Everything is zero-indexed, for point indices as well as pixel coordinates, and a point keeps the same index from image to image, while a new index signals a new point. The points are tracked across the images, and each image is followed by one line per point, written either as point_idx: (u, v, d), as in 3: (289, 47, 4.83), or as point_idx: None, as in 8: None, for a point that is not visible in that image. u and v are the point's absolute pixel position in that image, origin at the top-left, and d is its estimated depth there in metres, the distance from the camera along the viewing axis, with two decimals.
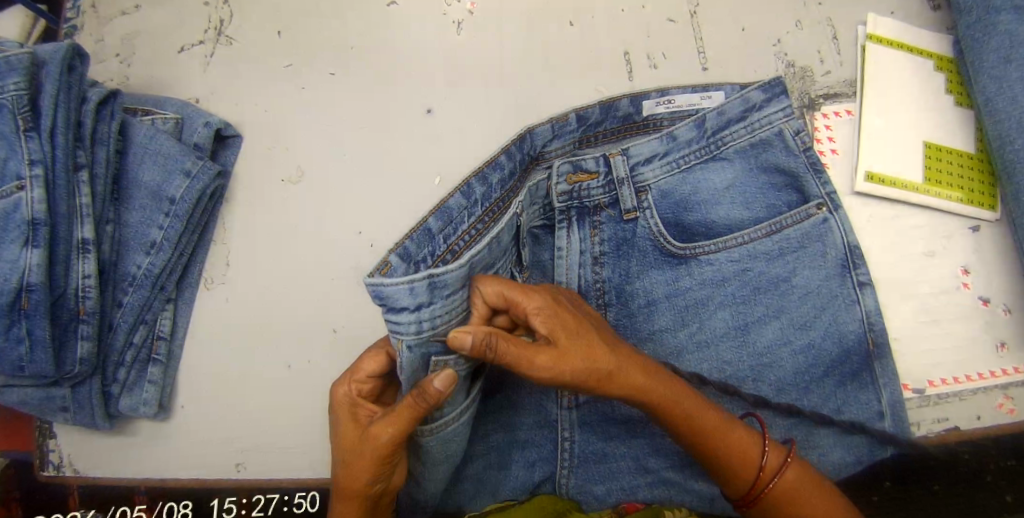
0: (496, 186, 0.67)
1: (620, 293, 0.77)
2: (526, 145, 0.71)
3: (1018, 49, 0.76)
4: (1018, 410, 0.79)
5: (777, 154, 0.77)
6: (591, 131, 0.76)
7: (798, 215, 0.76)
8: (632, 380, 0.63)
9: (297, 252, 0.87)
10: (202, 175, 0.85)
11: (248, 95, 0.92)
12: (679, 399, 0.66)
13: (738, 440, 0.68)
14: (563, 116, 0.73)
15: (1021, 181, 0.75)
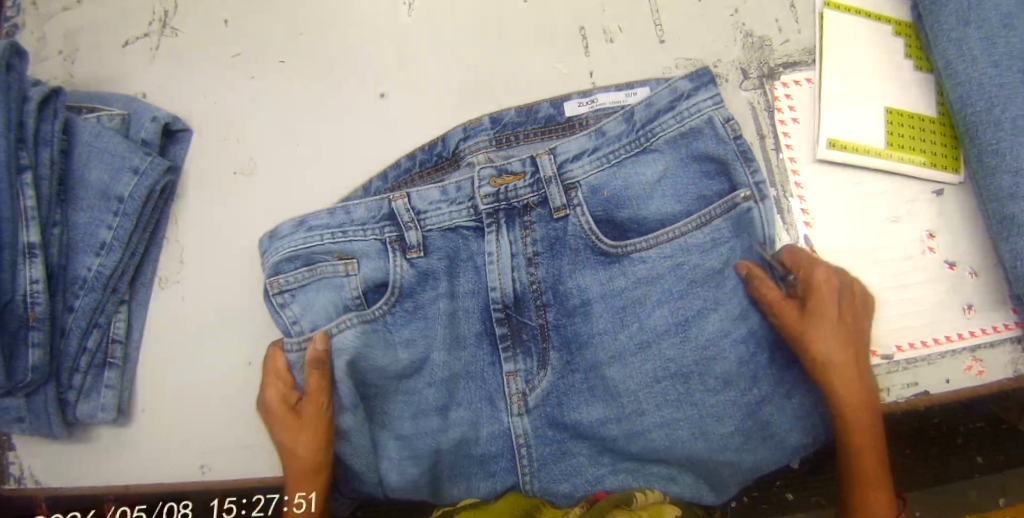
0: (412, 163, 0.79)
1: (554, 296, 0.75)
2: (438, 147, 0.78)
3: (975, 12, 0.76)
4: (987, 372, 0.79)
5: (707, 142, 0.72)
6: (509, 132, 0.77)
7: (725, 204, 0.71)
8: (839, 386, 0.72)
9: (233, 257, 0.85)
10: (150, 172, 0.82)
11: (196, 87, 0.89)
12: (856, 408, 0.72)
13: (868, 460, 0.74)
14: (478, 120, 0.78)
15: (983, 143, 0.75)
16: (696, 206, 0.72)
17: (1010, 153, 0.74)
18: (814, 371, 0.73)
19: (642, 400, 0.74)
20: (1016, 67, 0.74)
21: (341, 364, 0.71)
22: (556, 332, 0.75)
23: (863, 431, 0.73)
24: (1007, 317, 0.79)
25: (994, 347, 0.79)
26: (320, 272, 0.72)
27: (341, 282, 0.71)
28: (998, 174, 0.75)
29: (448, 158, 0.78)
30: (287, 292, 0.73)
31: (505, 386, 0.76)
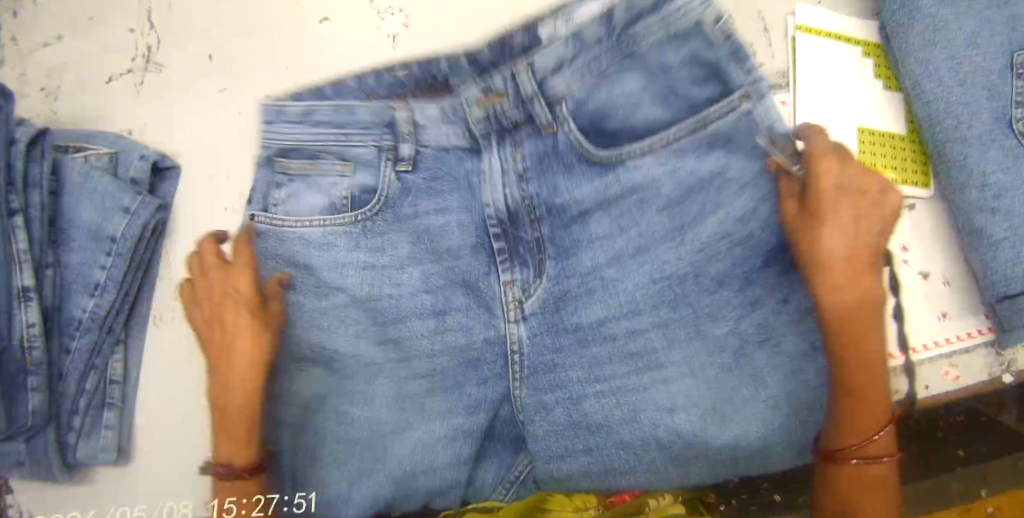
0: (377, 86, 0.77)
1: (557, 243, 0.78)
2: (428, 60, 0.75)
3: (941, 33, 0.79)
4: (962, 377, 0.84)
5: (697, 46, 0.70)
6: (505, 45, 0.74)
7: (720, 109, 0.71)
8: (830, 277, 0.72)
9: None
10: (142, 211, 0.83)
11: (183, 123, 0.89)
12: (850, 302, 0.73)
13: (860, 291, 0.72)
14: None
15: (950, 159, 0.79)
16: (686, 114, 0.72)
17: (976, 168, 0.78)
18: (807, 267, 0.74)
19: (640, 300, 0.78)
20: (979, 85, 0.78)
21: (337, 281, 0.77)
22: (552, 243, 0.78)
23: (850, 269, 0.72)
24: (980, 322, 0.84)
25: (969, 352, 0.84)
26: (321, 168, 0.75)
27: (335, 181, 0.75)
28: (967, 189, 0.79)
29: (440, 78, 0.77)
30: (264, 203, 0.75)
31: (500, 295, 0.79)
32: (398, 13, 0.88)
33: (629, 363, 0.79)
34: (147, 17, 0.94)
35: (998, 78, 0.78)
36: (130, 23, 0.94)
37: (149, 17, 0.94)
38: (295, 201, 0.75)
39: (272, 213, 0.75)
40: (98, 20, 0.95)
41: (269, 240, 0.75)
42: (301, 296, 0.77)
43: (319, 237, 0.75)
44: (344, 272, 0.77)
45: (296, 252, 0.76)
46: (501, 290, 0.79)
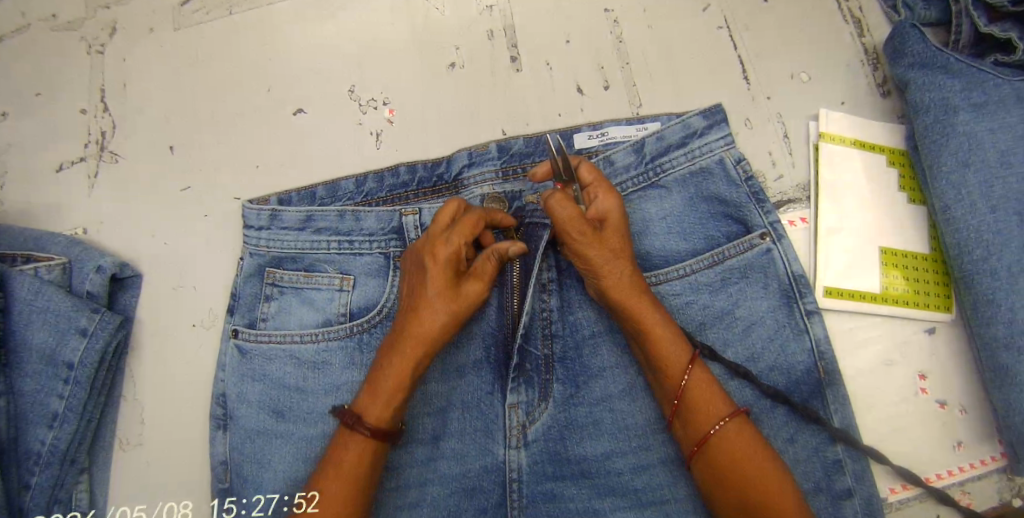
0: (385, 188, 0.75)
1: (566, 366, 0.75)
2: (441, 170, 0.75)
3: (976, 153, 0.72)
4: (974, 503, 0.79)
5: (717, 182, 0.74)
6: (513, 162, 0.75)
7: (741, 245, 0.72)
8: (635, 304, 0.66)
9: (190, 385, 0.79)
10: (101, 331, 0.75)
11: (145, 225, 0.82)
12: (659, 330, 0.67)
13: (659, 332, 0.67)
14: (484, 147, 0.75)
15: (978, 292, 0.73)
16: (702, 247, 0.73)
17: (1005, 304, 0.71)
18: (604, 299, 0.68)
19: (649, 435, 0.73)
20: (1012, 211, 0.71)
21: (330, 406, 0.71)
22: (562, 364, 0.75)
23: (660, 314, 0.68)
24: (993, 450, 0.79)
25: (980, 479, 0.80)
26: (316, 282, 0.73)
27: (330, 296, 0.73)
28: (993, 324, 0.72)
29: (449, 183, 0.75)
30: (275, 300, 0.74)
31: (506, 419, 0.74)
32: (382, 106, 0.79)
33: (629, 497, 0.73)
34: (100, 96, 0.85)
35: None
36: (81, 102, 0.85)
37: (101, 97, 0.85)
38: (287, 317, 0.73)
39: (259, 329, 0.73)
40: (45, 95, 0.85)
41: (259, 357, 0.73)
42: (294, 424, 0.71)
43: (312, 358, 0.72)
44: (343, 399, 0.71)
45: (286, 372, 0.72)
46: (508, 414, 0.74)
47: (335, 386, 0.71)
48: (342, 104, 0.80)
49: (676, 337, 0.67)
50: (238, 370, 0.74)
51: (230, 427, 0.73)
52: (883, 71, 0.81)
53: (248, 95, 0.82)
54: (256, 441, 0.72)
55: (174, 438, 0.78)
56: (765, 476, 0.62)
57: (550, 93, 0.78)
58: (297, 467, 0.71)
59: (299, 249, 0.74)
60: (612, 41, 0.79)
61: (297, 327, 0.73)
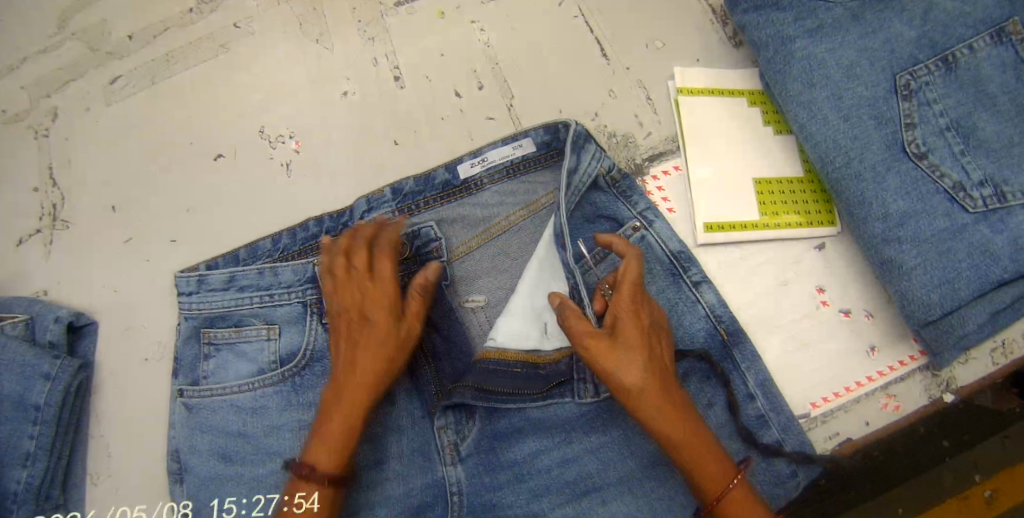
0: (295, 242, 0.81)
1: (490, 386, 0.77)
2: (345, 219, 0.81)
3: (819, 72, 0.81)
4: (901, 405, 0.84)
5: (593, 193, 0.80)
6: (410, 201, 0.81)
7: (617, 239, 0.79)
8: (648, 405, 0.65)
9: (151, 388, 0.86)
10: (64, 373, 0.82)
11: (95, 279, 0.88)
12: (688, 434, 0.66)
13: (682, 439, 0.65)
14: (379, 192, 0.81)
15: (849, 195, 0.81)
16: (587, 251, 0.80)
17: (875, 201, 0.79)
18: (619, 396, 0.66)
19: (571, 430, 0.76)
20: (865, 116, 0.80)
21: (274, 445, 0.77)
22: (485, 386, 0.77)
23: (688, 423, 0.66)
24: (910, 348, 0.84)
25: (902, 380, 0.84)
26: (247, 335, 0.79)
27: (261, 347, 0.79)
28: (869, 221, 0.80)
29: (353, 230, 0.81)
30: (214, 357, 0.79)
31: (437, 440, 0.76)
32: (289, 139, 0.86)
33: (566, 491, 0.74)
34: (48, 174, 0.93)
35: (883, 105, 0.80)
36: (31, 182, 0.92)
37: (49, 175, 0.93)
38: (224, 371, 0.79)
39: (201, 385, 0.79)
40: None
41: (205, 410, 0.78)
42: (242, 465, 0.76)
43: (250, 404, 0.77)
44: (284, 436, 0.77)
45: (228, 421, 0.77)
46: (439, 437, 0.75)
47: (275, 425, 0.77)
48: (253, 144, 0.87)
49: (716, 459, 0.66)
50: (186, 426, 0.78)
51: (185, 478, 0.77)
52: (730, 25, 0.90)
53: (173, 149, 0.90)
54: (211, 487, 0.76)
55: (137, 423, 0.85)
56: (705, 449, 0.66)
57: (433, 99, 0.86)
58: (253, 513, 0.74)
59: (226, 307, 0.80)
60: (482, 46, 0.88)
61: (236, 379, 0.78)
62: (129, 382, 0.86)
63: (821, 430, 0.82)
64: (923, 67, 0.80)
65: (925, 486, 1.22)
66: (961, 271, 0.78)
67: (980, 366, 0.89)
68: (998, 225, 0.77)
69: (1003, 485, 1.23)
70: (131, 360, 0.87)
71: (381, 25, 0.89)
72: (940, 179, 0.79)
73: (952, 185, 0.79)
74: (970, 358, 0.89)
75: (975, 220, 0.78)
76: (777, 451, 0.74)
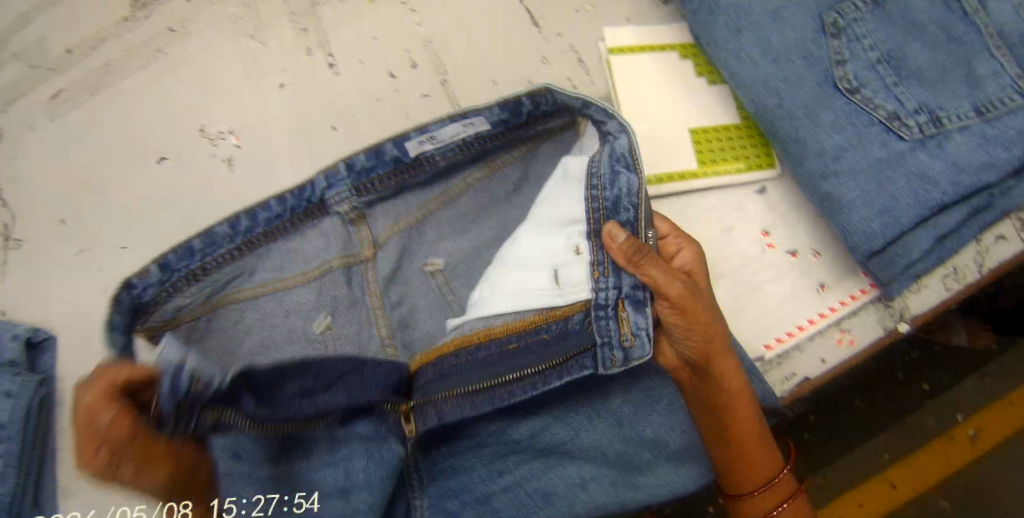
0: (257, 225, 0.76)
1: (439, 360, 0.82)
2: (307, 193, 0.78)
3: (742, 19, 0.83)
4: (856, 339, 0.85)
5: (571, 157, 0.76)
6: (366, 178, 0.80)
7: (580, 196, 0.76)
8: (723, 362, 0.72)
9: None
10: (24, 392, 0.82)
11: (49, 293, 0.88)
12: (743, 420, 0.74)
13: (744, 416, 0.74)
14: (333, 166, 0.79)
15: (785, 135, 0.83)
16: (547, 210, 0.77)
17: (808, 140, 0.81)
18: (694, 364, 0.72)
19: None
20: (795, 58, 0.82)
21: None
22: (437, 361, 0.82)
23: (742, 399, 0.74)
24: (861, 282, 0.86)
25: (855, 314, 0.85)
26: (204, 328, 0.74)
27: (221, 338, 0.75)
28: (806, 159, 0.82)
29: (316, 206, 0.80)
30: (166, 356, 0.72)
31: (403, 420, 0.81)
32: (229, 135, 0.87)
33: None
34: None
35: (812, 46, 0.82)
36: None
37: None
38: None
39: None
40: None
41: None
42: None
43: None
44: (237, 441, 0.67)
45: None
46: None
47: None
48: (195, 143, 0.88)
49: (763, 447, 0.77)
50: None
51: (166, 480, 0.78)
52: None
53: (116, 159, 0.91)
54: None
55: None
56: (748, 421, 0.74)
57: (367, 82, 0.86)
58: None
59: (188, 301, 0.73)
60: (413, 26, 0.88)
61: None
62: None
63: (777, 373, 0.82)
64: (849, 4, 0.81)
65: (910, 430, 1.25)
66: (900, 200, 0.79)
67: (934, 293, 0.89)
68: (934, 150, 0.79)
69: (990, 422, 1.26)
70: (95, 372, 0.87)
71: (312, 15, 0.90)
72: (875, 110, 0.80)
73: (888, 116, 0.80)
74: (923, 286, 0.90)
75: (912, 147, 0.79)
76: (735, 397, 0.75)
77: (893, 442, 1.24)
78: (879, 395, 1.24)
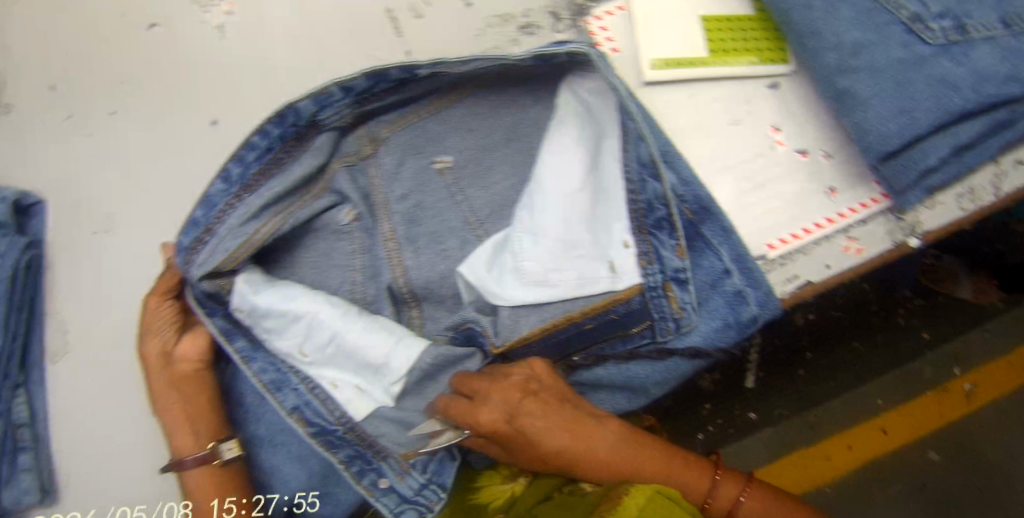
0: (253, 164, 0.69)
1: (421, 236, 0.75)
2: (291, 119, 0.68)
3: None
4: (864, 249, 0.80)
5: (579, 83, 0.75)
6: (366, 94, 0.70)
7: (580, 112, 0.74)
8: (577, 466, 0.68)
9: (112, 261, 0.85)
10: (11, 251, 0.80)
11: (39, 157, 0.86)
12: (645, 461, 0.69)
13: (648, 469, 0.69)
14: (325, 89, 0.66)
15: (801, 29, 0.78)
16: (553, 121, 0.74)
17: (827, 32, 0.76)
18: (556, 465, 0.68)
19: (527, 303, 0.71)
20: None
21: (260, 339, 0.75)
22: (424, 239, 0.75)
23: (637, 449, 0.69)
24: (872, 191, 0.81)
25: (866, 223, 0.80)
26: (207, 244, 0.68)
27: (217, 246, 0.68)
28: (823, 52, 0.77)
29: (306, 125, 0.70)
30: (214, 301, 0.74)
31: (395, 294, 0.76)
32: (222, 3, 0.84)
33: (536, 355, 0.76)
34: None
35: None
36: None
37: None
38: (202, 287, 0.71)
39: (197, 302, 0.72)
40: None
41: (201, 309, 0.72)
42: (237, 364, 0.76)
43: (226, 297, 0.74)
44: (332, 354, 0.73)
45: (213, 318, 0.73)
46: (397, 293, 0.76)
47: (309, 317, 0.71)
48: (187, 12, 0.85)
49: (688, 464, 0.71)
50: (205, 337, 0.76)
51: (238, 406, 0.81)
52: None
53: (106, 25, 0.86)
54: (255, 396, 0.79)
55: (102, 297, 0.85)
56: (682, 472, 0.70)
57: None
58: (320, 403, 0.73)
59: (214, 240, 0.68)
60: None
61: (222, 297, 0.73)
62: (91, 255, 0.85)
63: (778, 276, 0.79)
64: None
65: (903, 380, 1.21)
66: (919, 102, 0.73)
67: (948, 211, 0.80)
68: (958, 58, 0.73)
69: (988, 379, 1.22)
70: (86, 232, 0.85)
71: None
72: (896, 10, 0.76)
73: (910, 18, 0.75)
74: (936, 203, 0.80)
75: (934, 53, 0.74)
76: (739, 301, 0.75)
77: (887, 388, 1.21)
78: (882, 346, 1.20)
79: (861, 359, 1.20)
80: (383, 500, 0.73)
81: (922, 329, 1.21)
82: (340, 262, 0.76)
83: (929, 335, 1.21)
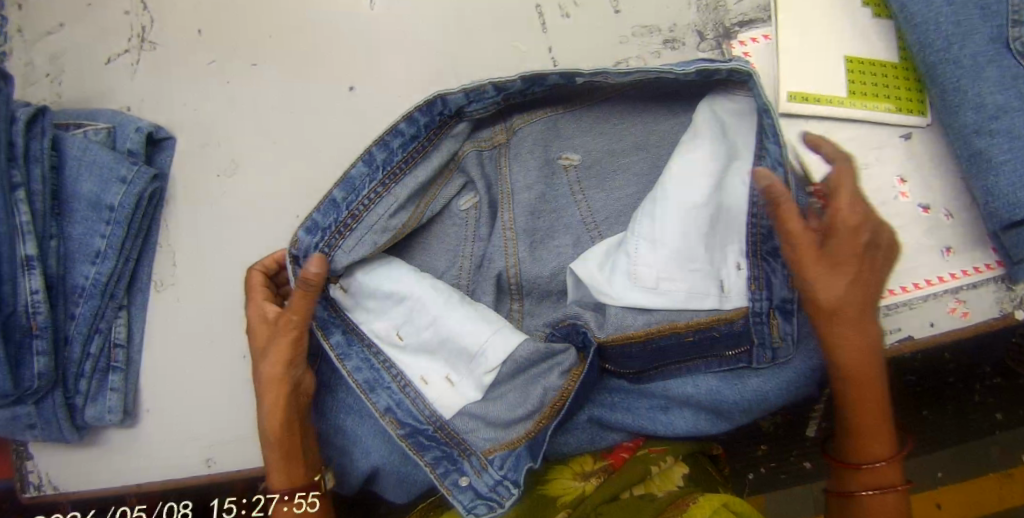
0: (396, 151, 0.71)
1: (538, 227, 0.80)
2: (438, 107, 0.70)
3: None
4: (971, 313, 0.79)
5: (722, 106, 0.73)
6: (512, 95, 0.72)
7: (718, 132, 0.72)
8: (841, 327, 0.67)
9: (230, 205, 0.89)
10: (137, 180, 0.84)
11: (175, 95, 0.90)
12: (863, 375, 0.70)
13: (866, 378, 0.70)
14: (481, 86, 0.69)
15: (944, 82, 0.76)
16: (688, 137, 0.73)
17: (971, 90, 0.74)
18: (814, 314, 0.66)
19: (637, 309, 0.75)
20: (971, 6, 0.75)
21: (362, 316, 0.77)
22: (542, 233, 0.80)
23: (865, 356, 0.68)
24: (987, 256, 0.79)
25: (977, 287, 0.79)
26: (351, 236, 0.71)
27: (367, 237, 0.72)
28: (961, 111, 0.75)
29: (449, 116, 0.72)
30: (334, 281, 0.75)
31: (502, 281, 0.81)
32: None
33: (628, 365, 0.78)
34: None
35: None
36: (124, 4, 0.92)
37: None
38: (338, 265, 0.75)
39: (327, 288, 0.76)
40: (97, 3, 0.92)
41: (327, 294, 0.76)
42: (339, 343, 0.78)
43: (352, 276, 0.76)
44: (431, 344, 0.75)
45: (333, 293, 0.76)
46: (505, 282, 0.81)
47: (416, 300, 0.74)
48: None
49: (878, 413, 0.73)
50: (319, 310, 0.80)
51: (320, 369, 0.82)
52: None
53: None
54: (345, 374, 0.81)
55: (216, 238, 0.89)
56: (872, 424, 0.73)
57: None
58: (412, 403, 0.73)
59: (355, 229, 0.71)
60: None
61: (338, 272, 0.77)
62: (214, 197, 0.89)
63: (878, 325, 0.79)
64: None
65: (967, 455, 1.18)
66: None
67: None
68: None
69: None
70: (210, 172, 0.89)
71: None
72: None
73: None
74: None
75: None
76: None
77: (953, 461, 1.18)
78: (952, 419, 1.19)
79: (931, 430, 1.19)
80: (458, 497, 0.71)
81: (996, 409, 1.19)
82: (452, 246, 0.81)
83: (1004, 417, 1.18)
